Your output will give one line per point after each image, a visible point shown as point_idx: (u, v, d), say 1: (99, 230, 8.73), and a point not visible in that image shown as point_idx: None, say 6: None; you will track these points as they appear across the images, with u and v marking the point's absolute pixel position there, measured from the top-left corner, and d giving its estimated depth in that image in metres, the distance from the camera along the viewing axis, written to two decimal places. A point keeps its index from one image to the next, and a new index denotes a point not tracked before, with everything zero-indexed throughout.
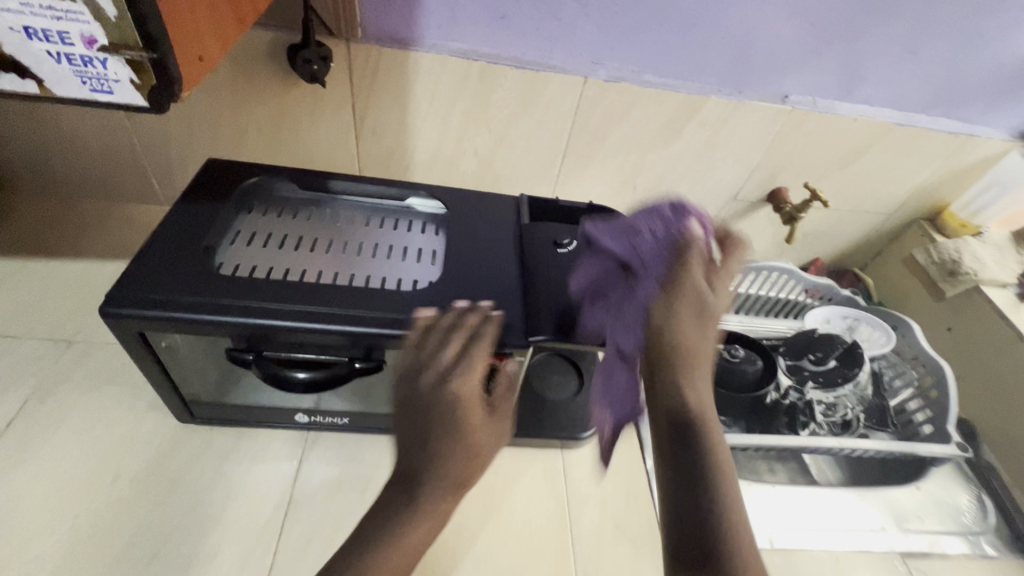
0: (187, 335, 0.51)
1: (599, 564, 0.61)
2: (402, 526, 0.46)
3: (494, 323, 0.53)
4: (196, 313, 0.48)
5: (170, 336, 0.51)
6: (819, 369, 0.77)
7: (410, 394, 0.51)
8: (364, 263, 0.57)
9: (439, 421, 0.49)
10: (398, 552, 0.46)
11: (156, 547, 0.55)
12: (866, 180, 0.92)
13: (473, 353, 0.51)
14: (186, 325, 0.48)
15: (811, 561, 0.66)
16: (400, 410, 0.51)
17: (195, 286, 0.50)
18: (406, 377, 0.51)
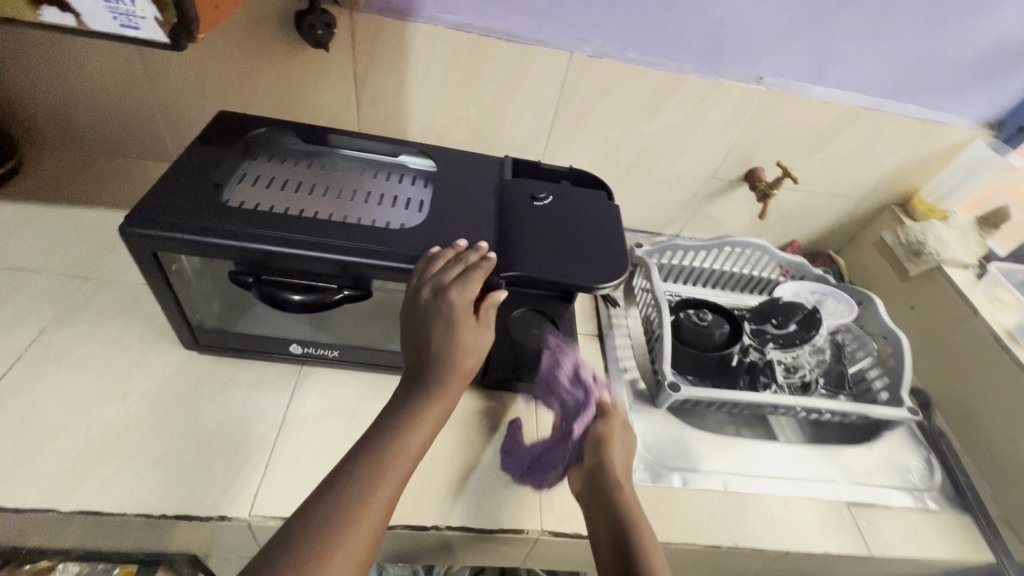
0: (195, 257, 0.57)
1: (561, 493, 0.67)
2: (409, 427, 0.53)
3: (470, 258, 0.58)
4: (205, 235, 0.54)
5: (180, 259, 0.58)
6: (781, 332, 0.83)
7: (413, 307, 0.58)
8: (357, 206, 0.63)
9: (439, 329, 0.56)
10: (403, 454, 0.52)
11: (160, 454, 0.61)
12: (839, 163, 0.96)
13: (471, 276, 0.56)
14: (195, 247, 0.55)
15: (761, 504, 0.71)
16: (411, 320, 0.58)
17: (204, 215, 0.56)
18: (410, 294, 0.58)
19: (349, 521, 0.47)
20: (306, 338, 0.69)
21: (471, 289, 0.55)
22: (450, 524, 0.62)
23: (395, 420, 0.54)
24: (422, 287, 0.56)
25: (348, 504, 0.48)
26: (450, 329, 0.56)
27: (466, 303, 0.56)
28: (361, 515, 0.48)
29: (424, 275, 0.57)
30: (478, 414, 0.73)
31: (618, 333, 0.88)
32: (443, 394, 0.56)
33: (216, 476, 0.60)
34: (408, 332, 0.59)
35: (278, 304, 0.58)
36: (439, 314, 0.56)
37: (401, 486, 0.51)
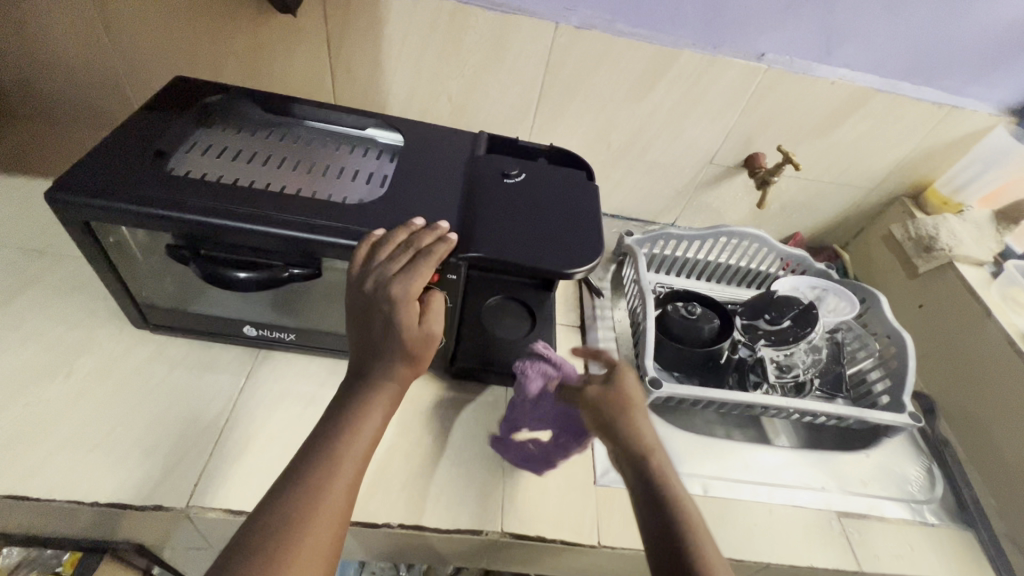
0: (132, 229, 0.53)
1: (527, 493, 0.62)
2: (357, 424, 0.48)
3: (424, 236, 0.53)
4: (137, 205, 0.50)
5: (117, 231, 0.54)
6: (774, 328, 0.76)
7: (356, 300, 0.53)
8: (312, 180, 0.59)
9: (382, 322, 0.52)
10: (349, 456, 0.47)
11: (99, 438, 0.57)
12: (846, 150, 0.90)
13: (418, 264, 0.51)
14: (128, 218, 0.51)
15: (744, 511, 0.67)
16: (353, 309, 0.53)
17: (141, 184, 0.52)
18: (353, 285, 0.53)
19: (298, 531, 0.42)
20: (261, 320, 0.65)
21: (418, 278, 0.51)
22: (404, 523, 0.58)
23: (340, 418, 0.49)
24: (366, 278, 0.52)
25: (297, 511, 0.43)
26: (394, 321, 0.51)
27: (411, 293, 0.51)
28: (309, 524, 0.42)
29: (367, 266, 0.52)
30: (444, 406, 0.69)
31: (602, 325, 0.84)
32: (387, 389, 0.51)
33: (156, 464, 0.57)
34: (351, 326, 0.53)
35: (224, 283, 0.54)
36: (383, 307, 0.51)
37: (354, 489, 0.46)
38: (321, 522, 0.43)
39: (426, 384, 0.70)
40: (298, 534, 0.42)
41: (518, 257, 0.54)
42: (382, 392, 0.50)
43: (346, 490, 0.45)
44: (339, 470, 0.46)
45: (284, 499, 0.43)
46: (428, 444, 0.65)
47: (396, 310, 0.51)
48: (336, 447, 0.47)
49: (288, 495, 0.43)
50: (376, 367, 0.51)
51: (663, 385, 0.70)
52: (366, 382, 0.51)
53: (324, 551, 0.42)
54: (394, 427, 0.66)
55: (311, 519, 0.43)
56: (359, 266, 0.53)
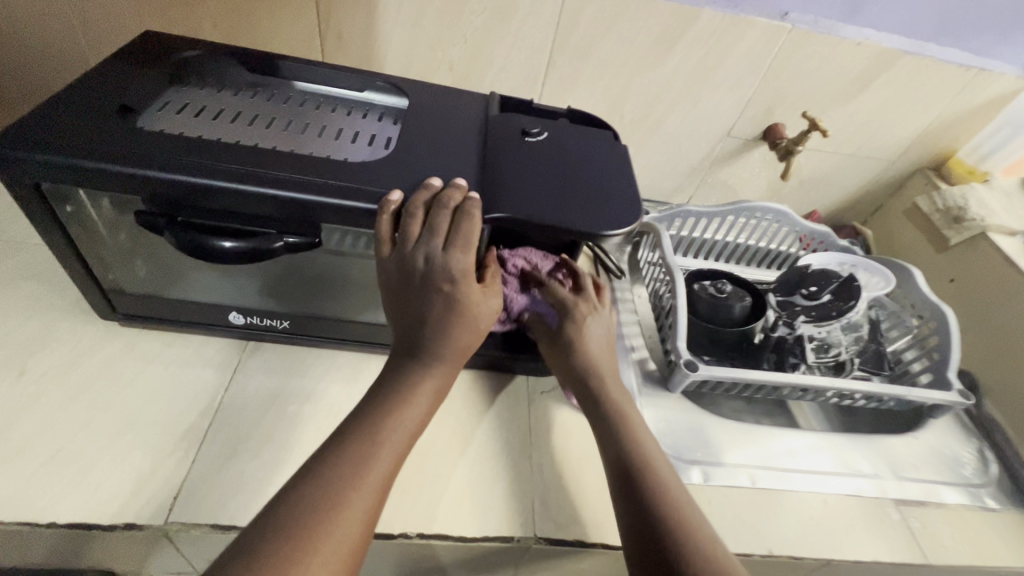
0: (94, 193, 0.45)
1: (561, 492, 0.55)
2: (398, 410, 0.45)
3: (442, 195, 0.47)
4: (101, 161, 0.43)
5: (75, 196, 0.46)
6: (812, 304, 0.71)
7: (404, 279, 0.48)
8: (306, 140, 0.51)
9: (440, 300, 0.48)
10: (391, 440, 0.43)
11: (58, 447, 0.49)
12: (869, 119, 0.85)
13: (463, 231, 0.47)
14: (88, 177, 0.43)
15: (797, 502, 0.60)
16: (399, 289, 0.49)
17: (104, 140, 0.45)
18: (396, 265, 0.48)
19: (323, 526, 0.37)
20: (248, 305, 0.57)
21: (471, 249, 0.48)
22: (423, 532, 0.50)
23: (375, 405, 0.45)
24: (414, 255, 0.48)
25: (320, 503, 0.38)
26: (453, 298, 0.48)
27: (465, 266, 0.48)
28: (336, 517, 0.38)
29: (407, 242, 0.48)
30: (460, 397, 0.61)
31: (623, 308, 0.77)
32: (437, 372, 0.48)
33: (128, 473, 0.48)
34: (395, 306, 0.49)
35: (204, 255, 0.46)
36: (440, 286, 0.48)
37: (391, 479, 0.42)
38: (348, 514, 0.38)
39: None
40: (320, 529, 0.37)
41: (549, 217, 0.47)
42: (431, 376, 0.47)
43: (379, 481, 0.41)
44: (374, 461, 0.41)
45: (306, 488, 0.39)
46: (446, 441, 0.57)
47: (456, 287, 0.48)
48: (368, 435, 0.43)
49: (310, 486, 0.39)
50: (431, 346, 0.48)
51: (702, 367, 0.64)
52: (417, 365, 0.47)
53: (347, 550, 0.37)
54: None
55: (337, 511, 0.38)
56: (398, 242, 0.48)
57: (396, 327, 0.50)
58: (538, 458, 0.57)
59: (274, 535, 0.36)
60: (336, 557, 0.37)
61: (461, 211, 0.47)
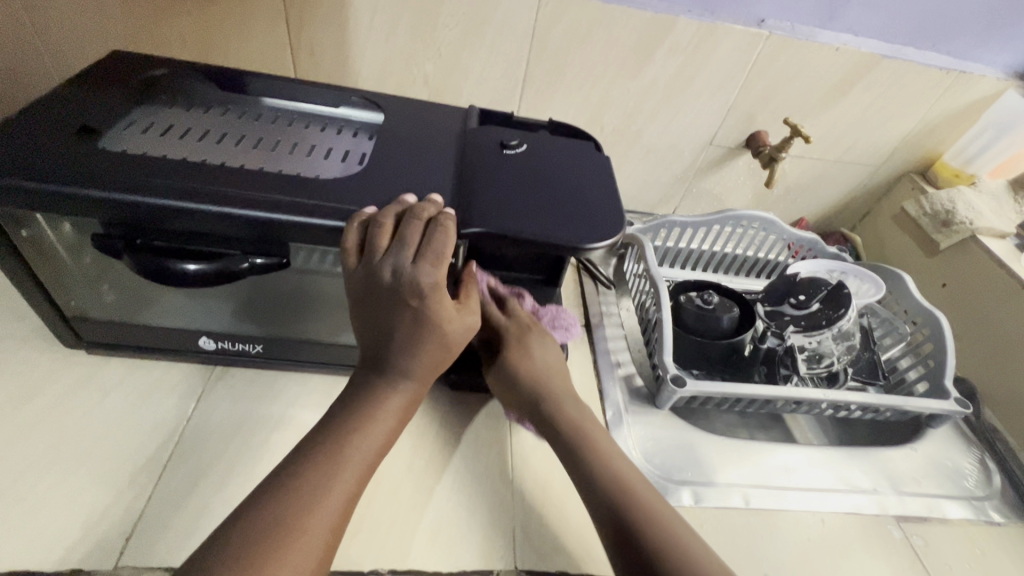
0: (53, 217, 0.43)
1: (543, 519, 0.52)
2: (361, 431, 0.44)
3: (416, 207, 0.45)
4: (56, 183, 0.41)
5: (31, 220, 0.43)
6: (802, 313, 0.69)
7: (371, 292, 0.45)
8: (276, 157, 0.49)
9: (408, 316, 0.46)
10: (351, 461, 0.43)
11: (4, 488, 0.46)
12: (852, 124, 0.85)
13: (437, 246, 0.44)
14: (44, 201, 0.41)
15: (791, 522, 0.58)
16: (365, 301, 0.46)
17: (62, 162, 0.42)
18: (361, 276, 0.45)
19: (275, 554, 0.36)
20: (220, 330, 0.54)
21: (443, 265, 0.45)
22: (395, 568, 0.47)
23: (337, 425, 0.44)
24: (381, 266, 0.44)
25: (274, 530, 0.37)
26: (426, 317, 0.46)
27: (438, 282, 0.45)
28: (290, 546, 0.37)
29: (374, 252, 0.44)
30: (437, 421, 0.59)
31: (609, 322, 0.75)
32: (402, 392, 0.47)
33: (78, 514, 0.45)
34: (361, 317, 0.47)
35: (166, 278, 0.43)
36: (411, 303, 0.46)
37: (350, 507, 0.42)
38: (301, 542, 0.38)
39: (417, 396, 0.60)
40: (268, 557, 0.36)
41: (523, 231, 0.44)
42: (397, 396, 0.47)
43: (338, 508, 0.40)
44: (333, 485, 0.41)
45: (256, 516, 0.38)
46: (422, 468, 0.54)
47: (429, 306, 0.46)
48: (328, 455, 0.42)
49: (261, 513, 0.38)
50: (398, 364, 0.47)
51: (688, 384, 0.62)
52: (383, 383, 0.47)
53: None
54: None
55: (290, 539, 0.37)
56: (364, 252, 0.44)
57: (363, 339, 0.48)
58: (520, 485, 0.55)
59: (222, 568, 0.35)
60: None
61: (436, 225, 0.44)
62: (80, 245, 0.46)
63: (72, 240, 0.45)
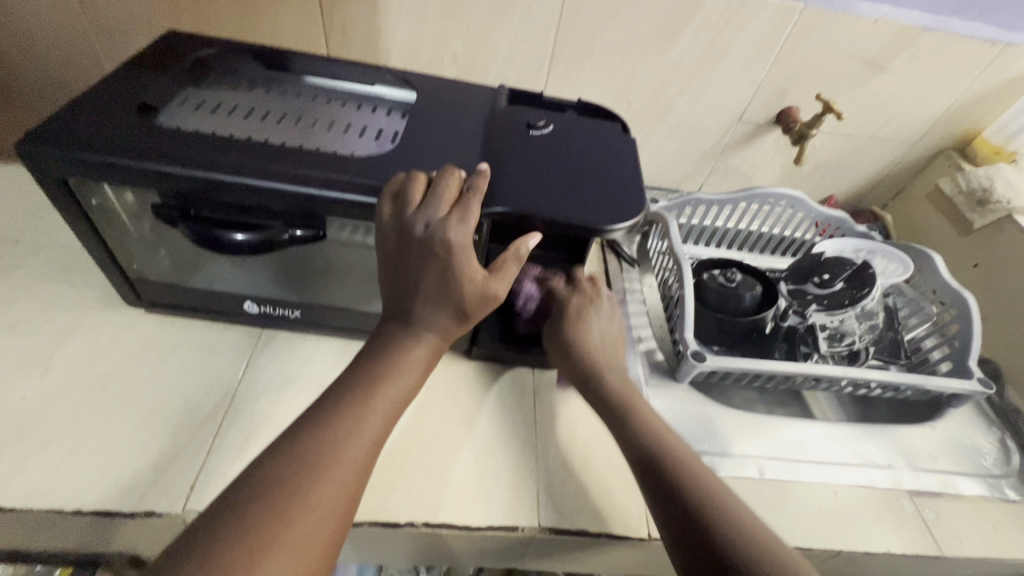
0: (119, 187, 0.47)
1: (565, 482, 0.55)
2: (387, 378, 0.43)
3: (440, 174, 0.45)
4: (119, 158, 0.44)
5: (100, 191, 0.48)
6: (825, 292, 0.69)
7: (400, 245, 0.44)
8: (315, 134, 0.51)
9: (436, 270, 0.44)
10: (380, 405, 0.42)
11: (81, 438, 0.51)
12: (888, 99, 0.82)
13: (469, 203, 0.45)
14: (109, 172, 0.45)
15: (804, 493, 0.60)
16: (394, 255, 0.45)
17: (126, 138, 0.46)
18: (392, 229, 0.44)
19: (303, 489, 0.36)
20: (264, 295, 0.59)
21: (473, 223, 0.45)
22: (428, 520, 0.51)
23: (364, 370, 0.43)
24: (413, 220, 0.43)
25: (307, 461, 0.37)
26: (452, 270, 0.44)
27: (468, 238, 0.45)
28: (320, 481, 0.36)
29: (408, 205, 0.44)
30: (466, 389, 0.62)
31: (632, 299, 0.77)
32: (426, 342, 0.45)
33: (147, 464, 0.50)
34: (388, 275, 0.46)
35: (218, 247, 0.47)
36: (438, 254, 0.44)
37: (376, 449, 0.41)
38: (334, 474, 0.37)
39: (447, 366, 0.64)
40: (302, 487, 0.36)
41: (546, 210, 0.46)
42: (422, 345, 0.45)
43: (367, 445, 0.40)
44: (359, 429, 0.40)
45: (285, 452, 0.37)
46: (452, 432, 0.58)
47: (456, 259, 0.44)
48: (356, 396, 0.41)
49: (296, 444, 0.38)
50: (421, 315, 0.45)
51: (707, 358, 0.64)
52: (406, 333, 0.45)
53: (328, 524, 0.36)
54: (414, 413, 0.59)
55: (323, 472, 0.37)
56: (398, 206, 0.44)
57: (387, 295, 0.47)
58: (543, 451, 0.58)
59: (257, 492, 0.35)
60: (323, 522, 0.36)
61: (468, 188, 0.45)
62: (141, 213, 0.50)
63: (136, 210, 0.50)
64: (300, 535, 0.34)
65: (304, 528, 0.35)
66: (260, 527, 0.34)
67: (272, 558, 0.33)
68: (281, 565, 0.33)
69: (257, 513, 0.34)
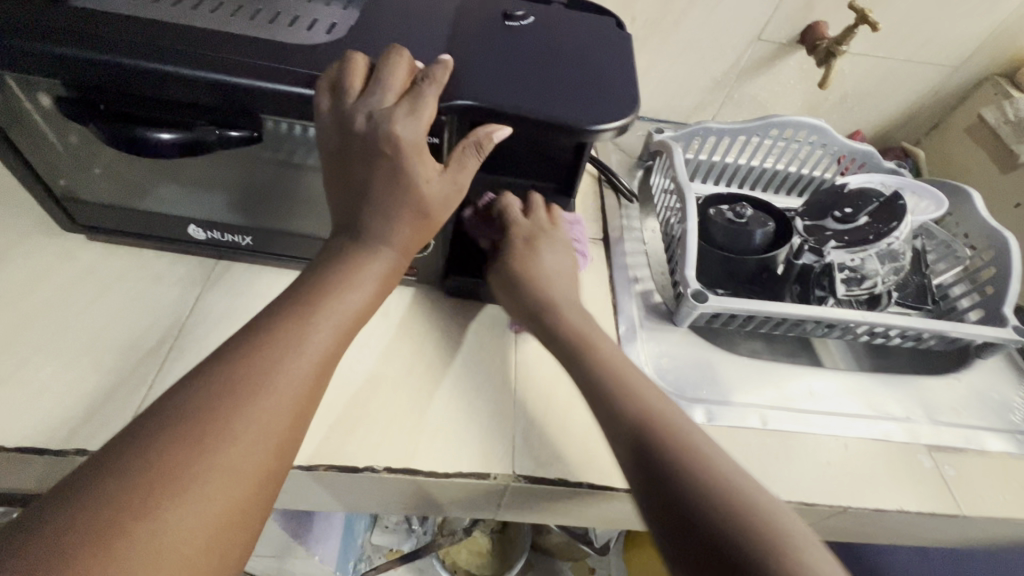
0: (23, 82, 0.40)
1: (544, 428, 0.50)
2: (335, 295, 0.37)
3: (392, 62, 0.38)
4: (12, 39, 0.37)
5: (0, 85, 0.40)
6: (846, 227, 0.63)
7: (342, 142, 0.38)
8: (252, 24, 0.43)
9: (386, 171, 0.38)
10: (324, 325, 0.36)
11: (10, 372, 0.46)
12: (931, 13, 0.72)
13: (421, 93, 0.38)
14: (3, 56, 0.37)
15: (811, 445, 0.54)
16: (337, 155, 0.39)
17: (23, 18, 0.39)
18: (332, 124, 0.38)
19: (223, 415, 0.30)
20: (210, 219, 0.52)
21: (425, 117, 0.38)
22: (392, 466, 0.46)
23: (307, 290, 0.37)
24: (353, 111, 0.37)
25: (231, 386, 0.31)
26: (402, 170, 0.38)
27: (420, 135, 0.38)
28: (245, 407, 0.31)
29: (347, 95, 0.37)
30: (440, 328, 0.56)
31: (629, 238, 0.70)
32: (382, 258, 0.39)
33: (80, 400, 0.45)
34: (333, 182, 0.40)
35: (139, 149, 0.40)
36: (384, 151, 0.38)
37: (322, 374, 0.35)
38: (264, 401, 0.32)
39: (420, 304, 0.58)
40: (224, 415, 0.30)
41: (523, 107, 0.39)
42: (375, 262, 0.39)
43: (308, 370, 0.34)
44: (296, 351, 0.34)
45: (205, 377, 0.32)
46: (422, 374, 0.53)
47: (405, 157, 0.38)
48: (296, 314, 0.35)
49: (219, 369, 0.32)
50: (373, 227, 0.39)
51: (710, 299, 0.57)
52: (356, 248, 0.39)
53: (257, 455, 0.31)
54: (381, 352, 0.54)
55: (251, 398, 0.31)
56: (336, 96, 0.38)
57: (334, 206, 0.41)
58: (522, 395, 0.52)
59: (169, 420, 0.30)
60: (248, 453, 0.30)
61: (422, 76, 0.38)
62: (56, 116, 0.43)
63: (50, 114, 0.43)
64: (220, 467, 0.29)
65: (226, 459, 0.29)
66: (169, 458, 0.28)
67: (184, 493, 0.28)
68: (195, 502, 0.28)
69: (165, 442, 0.29)
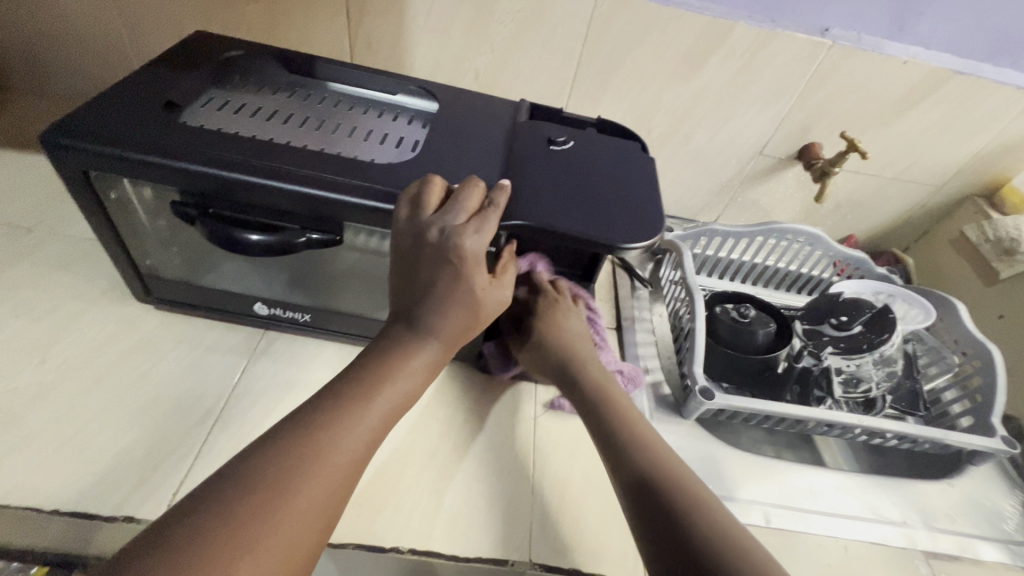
0: (138, 182, 0.47)
1: (560, 515, 0.53)
2: (388, 379, 0.41)
3: (456, 187, 0.45)
4: (137, 152, 0.44)
5: (119, 184, 0.47)
6: (842, 334, 0.68)
7: (414, 245, 0.45)
8: (335, 140, 0.51)
9: (447, 277, 0.44)
10: (378, 406, 0.40)
11: (68, 435, 0.50)
12: (914, 143, 0.81)
13: (489, 217, 0.44)
14: (128, 167, 0.44)
15: (811, 545, 0.57)
16: (404, 253, 0.46)
17: (143, 134, 0.45)
18: (408, 230, 0.44)
19: (290, 489, 0.34)
20: (274, 297, 0.58)
21: (489, 235, 0.44)
22: (414, 547, 0.49)
23: (361, 374, 0.42)
24: (430, 225, 0.43)
25: (300, 459, 0.35)
26: (462, 277, 0.44)
27: (482, 248, 0.45)
28: (309, 482, 0.35)
29: (424, 210, 0.44)
30: (463, 410, 0.60)
31: (640, 328, 0.74)
32: (431, 349, 0.44)
33: (130, 467, 0.49)
34: (398, 277, 0.47)
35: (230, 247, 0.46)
36: (449, 259, 0.44)
37: (370, 449, 0.39)
38: (327, 474, 0.36)
39: (446, 385, 0.62)
40: (290, 488, 0.34)
41: (564, 228, 0.46)
42: (425, 353, 0.44)
43: (360, 448, 0.38)
44: (352, 431, 0.38)
45: (271, 453, 0.35)
46: (446, 456, 0.56)
47: (464, 266, 0.44)
48: (358, 395, 0.40)
49: (287, 441, 0.36)
50: (430, 320, 0.44)
51: (718, 396, 0.61)
52: (411, 338, 0.44)
53: (314, 526, 0.34)
54: (408, 430, 0.57)
55: (314, 471, 0.35)
56: (414, 209, 0.44)
57: (395, 297, 0.47)
58: (540, 483, 0.55)
59: (247, 495, 0.33)
60: (309, 526, 0.34)
61: (489, 201, 0.45)
62: (156, 207, 0.50)
63: (153, 205, 0.50)
64: (284, 538, 0.33)
65: (289, 528, 0.33)
66: (245, 526, 0.32)
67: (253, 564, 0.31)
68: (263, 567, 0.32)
69: (245, 508, 0.33)
